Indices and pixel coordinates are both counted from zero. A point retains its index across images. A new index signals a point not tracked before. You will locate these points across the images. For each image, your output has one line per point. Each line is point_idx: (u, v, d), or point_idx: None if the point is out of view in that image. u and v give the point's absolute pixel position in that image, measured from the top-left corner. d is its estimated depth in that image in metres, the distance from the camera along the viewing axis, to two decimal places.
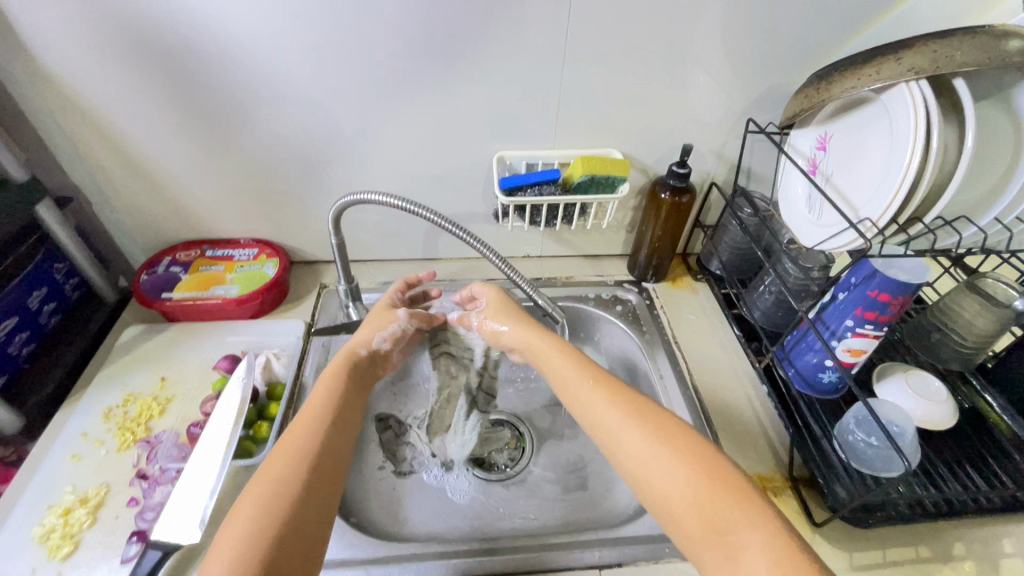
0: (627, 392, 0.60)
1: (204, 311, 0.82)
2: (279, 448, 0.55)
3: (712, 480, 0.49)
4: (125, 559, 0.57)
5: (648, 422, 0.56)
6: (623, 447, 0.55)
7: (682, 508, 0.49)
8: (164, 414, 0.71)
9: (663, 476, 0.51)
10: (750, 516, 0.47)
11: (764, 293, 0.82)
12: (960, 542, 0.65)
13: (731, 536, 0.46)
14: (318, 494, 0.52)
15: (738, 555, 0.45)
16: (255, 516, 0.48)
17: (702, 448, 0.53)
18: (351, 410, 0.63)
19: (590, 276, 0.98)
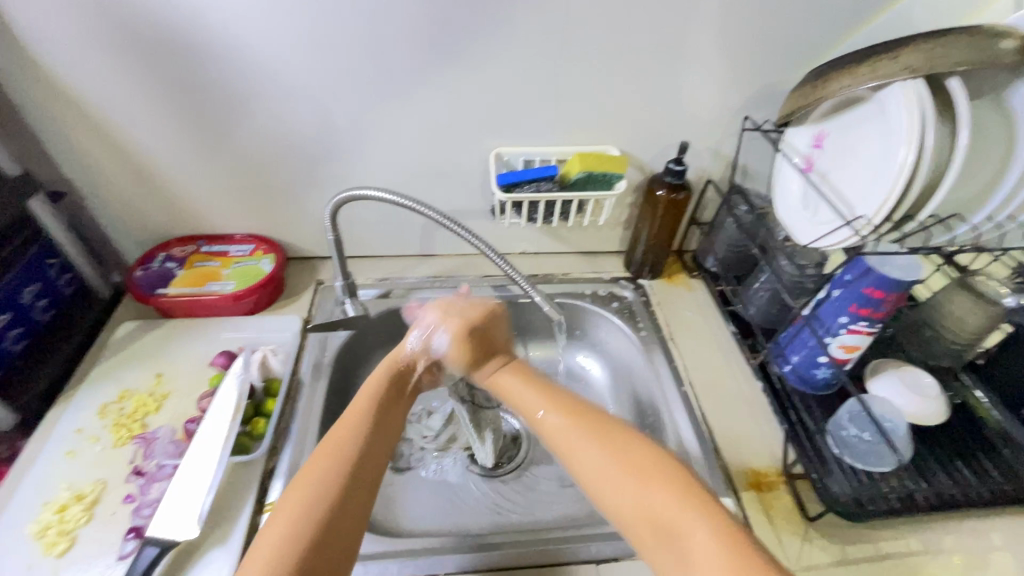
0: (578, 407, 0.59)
1: (200, 307, 0.82)
2: (322, 450, 0.54)
3: (658, 488, 0.50)
4: (122, 556, 0.57)
5: (596, 433, 0.55)
6: (579, 464, 0.54)
7: (635, 519, 0.49)
8: (160, 410, 0.71)
9: (613, 489, 0.51)
10: (698, 516, 0.47)
11: (759, 290, 0.83)
12: (951, 536, 0.66)
13: (680, 538, 0.46)
14: (359, 501, 0.52)
15: (689, 559, 0.45)
16: (294, 521, 0.48)
17: (647, 454, 0.53)
18: (393, 416, 0.62)
19: (586, 273, 0.98)
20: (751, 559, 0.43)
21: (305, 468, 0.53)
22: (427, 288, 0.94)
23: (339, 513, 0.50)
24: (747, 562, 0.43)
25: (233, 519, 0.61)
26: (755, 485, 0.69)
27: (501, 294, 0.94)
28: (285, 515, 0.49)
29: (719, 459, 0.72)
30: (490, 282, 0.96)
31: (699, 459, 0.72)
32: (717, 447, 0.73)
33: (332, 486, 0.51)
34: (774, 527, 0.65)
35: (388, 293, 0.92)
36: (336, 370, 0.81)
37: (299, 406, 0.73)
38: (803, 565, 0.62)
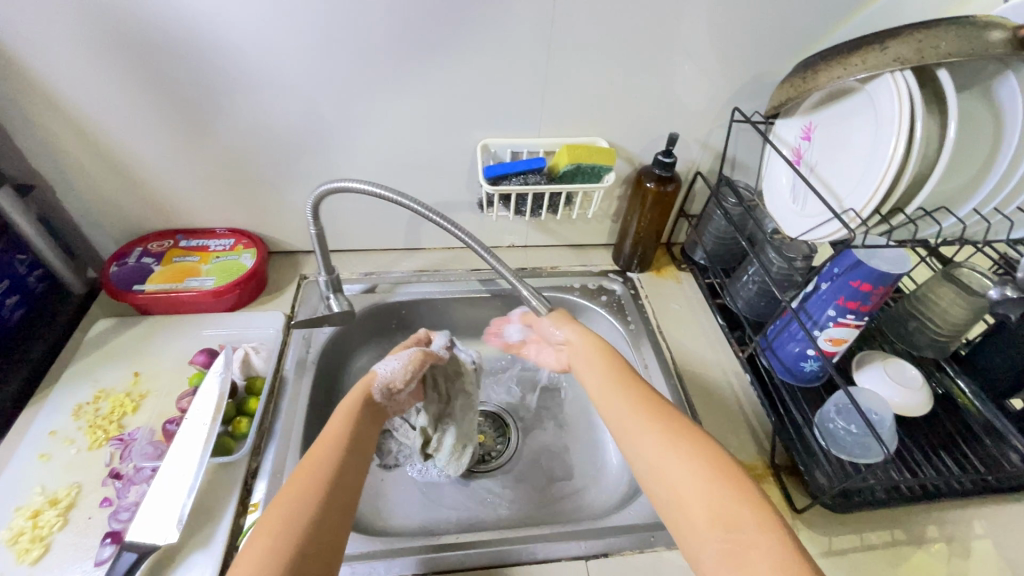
0: (666, 408, 0.59)
1: (178, 304, 0.80)
2: (299, 474, 0.53)
3: (728, 491, 0.50)
4: (99, 561, 0.55)
5: (678, 439, 0.55)
6: (655, 464, 0.54)
7: (696, 514, 0.49)
8: (138, 411, 0.68)
9: (685, 487, 0.51)
10: (761, 520, 0.47)
11: (748, 283, 0.83)
12: (934, 524, 0.67)
13: (736, 535, 0.47)
14: (338, 522, 0.51)
15: (744, 559, 0.45)
16: (270, 550, 0.46)
17: (720, 452, 0.54)
18: (366, 441, 0.60)
19: (575, 265, 0.98)
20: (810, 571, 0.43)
21: (281, 492, 0.51)
22: (413, 282, 0.92)
23: (314, 541, 0.48)
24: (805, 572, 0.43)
25: (216, 521, 0.59)
26: None
27: (489, 288, 0.93)
28: (256, 546, 0.47)
29: None
30: (478, 276, 0.95)
31: None
32: None
33: (307, 514, 0.50)
34: None
35: (373, 287, 0.91)
36: (321, 367, 0.80)
37: (283, 405, 0.71)
38: None
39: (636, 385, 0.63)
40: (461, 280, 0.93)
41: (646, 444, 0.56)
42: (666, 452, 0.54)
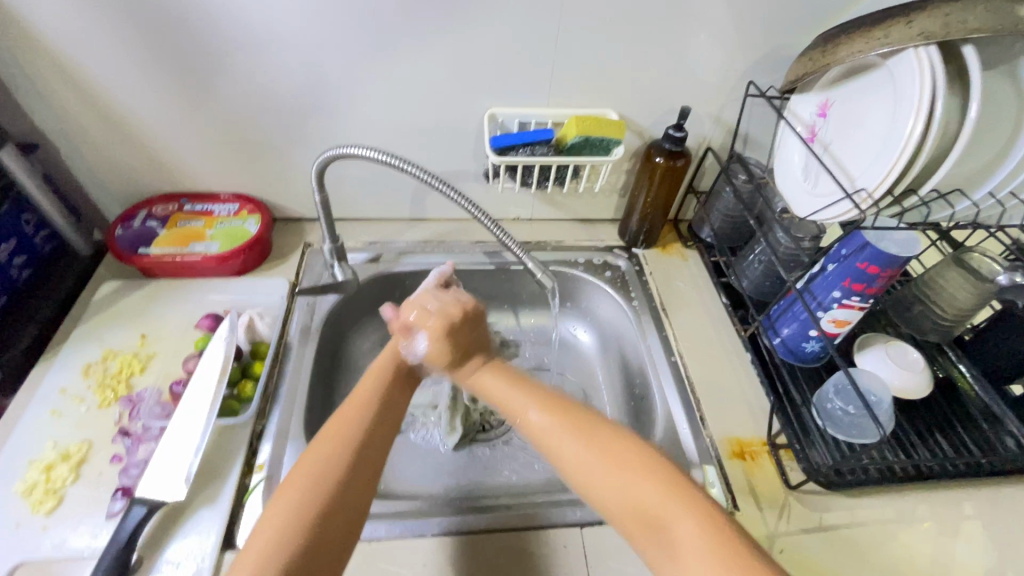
0: (559, 402, 0.59)
1: (184, 268, 0.80)
2: (322, 440, 0.54)
3: (639, 480, 0.50)
4: (111, 514, 0.57)
5: (579, 431, 0.55)
6: (564, 462, 0.54)
7: (615, 509, 0.50)
8: (146, 371, 0.69)
9: (597, 487, 0.52)
10: (675, 501, 0.48)
11: (754, 262, 0.82)
12: (924, 505, 0.68)
13: (659, 523, 0.48)
14: (362, 485, 0.52)
15: (676, 548, 0.46)
16: (295, 503, 0.49)
17: (652, 469, 0.51)
18: (394, 411, 0.61)
19: (581, 240, 0.97)
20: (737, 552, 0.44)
21: (303, 459, 0.53)
22: (417, 253, 0.92)
23: (336, 509, 0.49)
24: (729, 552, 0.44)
25: (222, 479, 0.61)
26: (739, 454, 0.71)
27: (494, 261, 0.93)
28: (275, 513, 0.48)
29: (704, 427, 0.73)
30: (482, 248, 0.94)
31: (685, 428, 0.73)
32: (703, 416, 0.74)
33: (328, 481, 0.51)
34: (756, 494, 0.67)
35: (377, 257, 0.91)
36: (325, 334, 0.81)
37: (287, 370, 0.73)
38: (780, 530, 0.64)
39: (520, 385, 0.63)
40: (465, 252, 0.93)
41: (553, 442, 0.56)
42: (571, 445, 0.54)
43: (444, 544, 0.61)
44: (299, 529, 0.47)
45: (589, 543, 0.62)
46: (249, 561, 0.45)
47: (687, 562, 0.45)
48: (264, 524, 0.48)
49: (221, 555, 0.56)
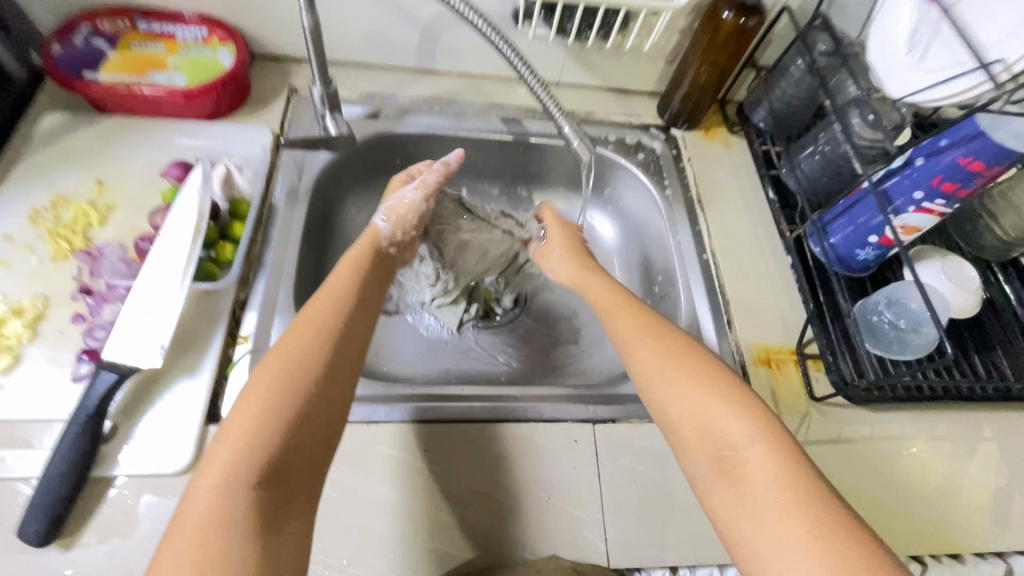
0: (657, 325, 0.54)
1: (142, 103, 0.65)
2: (296, 330, 0.47)
3: (725, 409, 0.46)
4: (78, 377, 0.51)
5: (674, 358, 0.51)
6: (646, 383, 0.51)
7: (688, 433, 0.47)
8: (106, 223, 0.59)
9: (677, 409, 0.48)
10: (757, 435, 0.45)
11: (811, 154, 0.71)
12: (946, 425, 0.65)
13: (734, 453, 0.44)
14: (339, 387, 0.46)
15: (743, 480, 0.43)
16: (268, 401, 0.43)
17: (735, 388, 0.48)
18: (372, 303, 0.54)
19: (613, 113, 0.84)
20: (811, 495, 0.41)
21: (275, 347, 0.46)
22: (423, 112, 0.79)
23: (319, 406, 0.44)
24: (803, 494, 0.41)
25: (203, 349, 0.55)
26: (765, 361, 0.66)
27: (512, 130, 0.80)
28: (250, 403, 0.42)
29: (730, 331, 0.68)
30: (500, 114, 0.81)
31: (710, 330, 0.68)
32: (730, 320, 0.69)
33: (306, 373, 0.45)
34: (778, 403, 0.63)
35: (377, 113, 0.77)
36: (314, 198, 0.71)
37: (273, 234, 0.64)
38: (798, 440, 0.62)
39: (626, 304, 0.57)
40: (480, 116, 0.80)
41: (641, 363, 0.52)
42: (664, 369, 0.50)
43: (446, 432, 0.56)
44: (273, 431, 0.41)
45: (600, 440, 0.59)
46: (221, 451, 0.40)
47: (754, 496, 0.42)
48: (233, 422, 0.42)
49: (206, 428, 0.51)
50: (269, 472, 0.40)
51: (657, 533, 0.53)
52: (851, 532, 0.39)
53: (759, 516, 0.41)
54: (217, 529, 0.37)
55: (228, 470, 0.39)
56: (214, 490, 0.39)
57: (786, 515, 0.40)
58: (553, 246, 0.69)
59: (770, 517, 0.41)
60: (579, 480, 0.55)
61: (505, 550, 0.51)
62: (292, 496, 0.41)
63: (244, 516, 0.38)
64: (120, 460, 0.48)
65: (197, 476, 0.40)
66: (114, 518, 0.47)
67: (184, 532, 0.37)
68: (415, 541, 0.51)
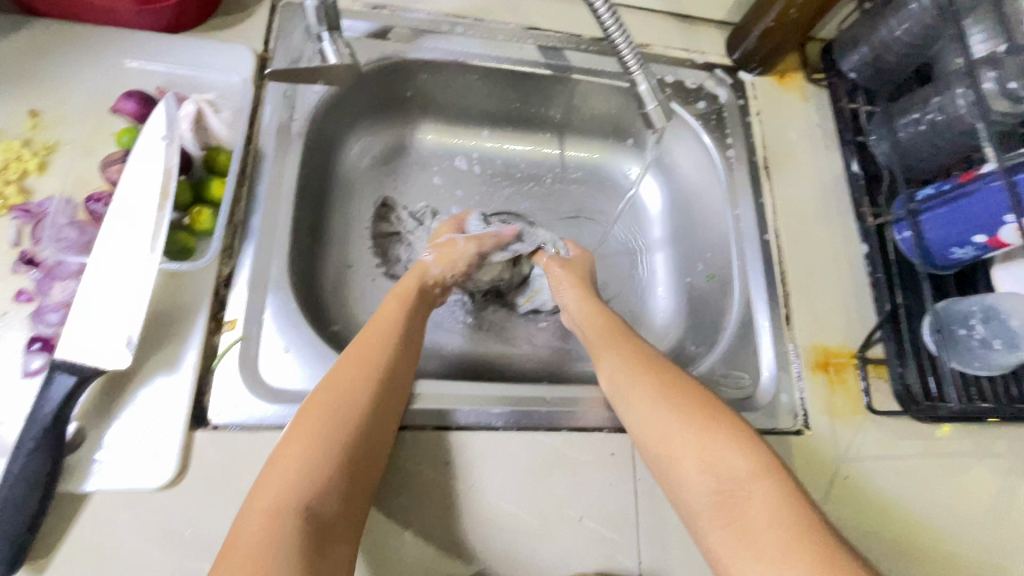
0: (645, 356, 0.51)
1: (80, 3, 0.50)
2: (349, 359, 0.47)
3: (727, 441, 0.43)
4: (30, 372, 0.42)
5: (673, 394, 0.47)
6: (645, 424, 0.47)
7: (687, 466, 0.43)
8: (47, 171, 0.47)
9: (676, 444, 0.44)
10: (763, 470, 0.41)
11: (915, 122, 0.58)
12: (1006, 441, 0.60)
13: (738, 488, 0.40)
14: (380, 424, 0.45)
15: (745, 519, 0.39)
16: (312, 429, 0.42)
17: (721, 413, 0.45)
18: (419, 332, 0.54)
19: (673, 47, 0.69)
20: (818, 539, 0.36)
21: (326, 376, 0.46)
22: (442, 33, 0.63)
23: (359, 438, 0.43)
24: (806, 536, 0.37)
25: (182, 337, 0.46)
26: (822, 365, 0.59)
27: (550, 64, 0.65)
28: (302, 428, 0.42)
29: (787, 328, 0.60)
30: (536, 40, 0.66)
31: (764, 326, 0.60)
32: (789, 315, 0.61)
33: (358, 403, 0.44)
34: (832, 414, 0.57)
35: (386, 31, 0.62)
36: (310, 142, 0.58)
37: (261, 191, 0.52)
38: (849, 454, 0.56)
39: (631, 339, 0.54)
40: (512, 42, 0.65)
41: (636, 404, 0.48)
42: (663, 408, 0.46)
43: (470, 440, 0.50)
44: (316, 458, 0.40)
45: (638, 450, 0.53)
46: (275, 473, 0.39)
47: (756, 536, 0.38)
48: (278, 452, 0.41)
49: (192, 434, 0.44)
50: (323, 498, 0.39)
51: (693, 557, 0.49)
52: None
53: (756, 559, 0.37)
54: (262, 555, 0.34)
55: (283, 492, 0.38)
56: (265, 513, 0.37)
57: (789, 560, 0.36)
58: (563, 290, 0.61)
59: (769, 561, 0.36)
60: (614, 497, 0.50)
61: (528, 572, 0.47)
62: (337, 523, 0.39)
63: (292, 542, 0.36)
64: (91, 474, 0.41)
65: (250, 499, 0.39)
66: (88, 540, 0.40)
67: (234, 553, 0.35)
68: (430, 561, 0.45)
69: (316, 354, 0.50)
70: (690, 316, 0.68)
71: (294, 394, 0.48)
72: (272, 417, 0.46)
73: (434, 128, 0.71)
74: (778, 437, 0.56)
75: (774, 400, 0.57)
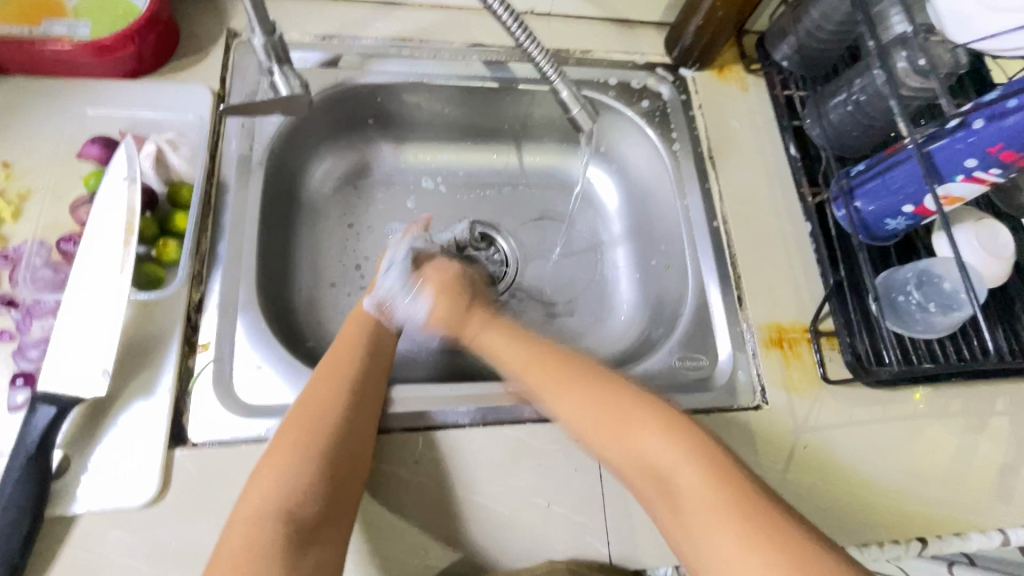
0: (563, 362, 0.51)
1: (44, 60, 0.53)
2: (324, 374, 0.49)
3: (669, 445, 0.43)
4: (13, 407, 0.45)
5: (605, 399, 0.47)
6: (569, 424, 0.49)
7: (633, 474, 0.44)
8: (21, 218, 0.50)
9: (619, 457, 0.45)
10: (686, 442, 0.43)
11: (843, 103, 0.62)
12: (960, 399, 0.62)
13: (664, 471, 0.42)
14: (356, 437, 0.46)
15: (681, 493, 0.41)
16: (293, 447, 0.43)
17: (665, 420, 0.44)
18: (389, 344, 0.56)
19: (615, 50, 0.73)
20: (762, 538, 0.36)
21: (308, 387, 0.47)
22: (390, 55, 0.67)
23: (331, 454, 0.44)
24: (732, 496, 0.39)
25: (157, 362, 0.49)
26: (776, 341, 0.61)
27: (496, 77, 0.68)
28: (280, 443, 0.43)
29: (741, 308, 0.63)
30: (481, 56, 0.69)
31: (717, 307, 0.63)
32: (741, 296, 0.63)
33: (334, 413, 0.46)
34: (788, 386, 0.60)
35: (337, 60, 0.65)
36: (271, 168, 0.61)
37: (225, 219, 0.55)
38: (808, 425, 0.59)
39: (531, 338, 0.55)
40: (458, 59, 0.68)
41: (569, 414, 0.48)
42: (579, 401, 0.48)
43: (439, 437, 0.52)
44: (293, 477, 0.41)
45: None
46: (259, 482, 0.41)
47: (690, 507, 0.40)
48: (256, 475, 0.42)
49: (171, 453, 0.47)
50: (305, 504, 0.40)
51: (659, 532, 0.51)
52: (798, 543, 0.36)
53: (696, 528, 0.39)
54: (249, 559, 0.37)
55: (263, 501, 0.40)
56: (246, 523, 0.39)
57: (730, 525, 0.38)
58: None
59: (711, 528, 0.38)
60: (580, 484, 0.52)
61: (501, 559, 0.49)
62: (326, 526, 0.41)
63: (274, 549, 0.37)
64: (78, 496, 0.44)
65: (234, 511, 0.40)
66: (79, 559, 0.43)
67: (219, 565, 0.37)
68: (406, 557, 0.48)
69: (288, 367, 0.52)
70: (652, 306, 0.70)
71: (265, 408, 0.50)
72: (244, 433, 0.49)
73: (394, 146, 0.74)
74: (736, 413, 0.58)
75: (731, 378, 0.60)
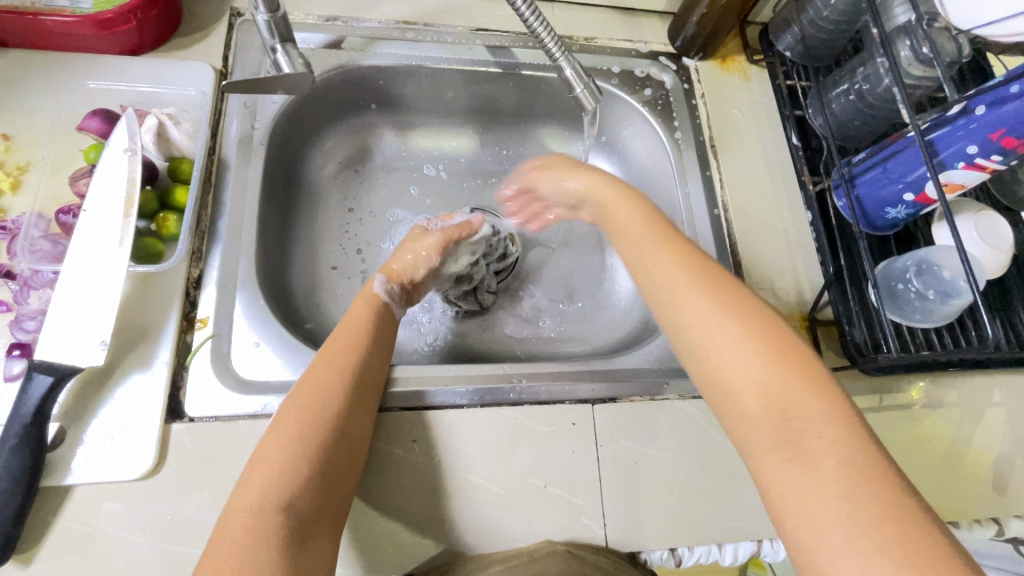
0: (700, 263, 0.46)
1: (45, 33, 0.53)
2: (320, 365, 0.48)
3: (797, 380, 0.38)
4: (9, 377, 0.45)
5: (729, 312, 0.42)
6: (698, 341, 0.42)
7: (749, 396, 0.39)
8: (20, 190, 0.50)
9: (740, 371, 0.40)
10: (834, 415, 0.37)
11: (845, 93, 0.62)
12: (956, 390, 0.62)
13: (802, 429, 0.36)
14: (356, 428, 0.46)
15: (808, 455, 0.35)
16: (295, 437, 0.42)
17: (789, 351, 0.40)
18: (389, 333, 0.55)
19: (618, 38, 0.73)
20: (883, 497, 0.33)
21: (304, 379, 0.46)
22: (394, 38, 0.66)
23: (331, 446, 0.43)
24: (871, 482, 0.33)
25: (155, 336, 0.49)
26: None
27: (499, 61, 0.68)
28: (281, 431, 0.42)
29: None
30: (485, 40, 0.69)
31: None
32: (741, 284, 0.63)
33: (329, 405, 0.45)
34: None
35: (340, 41, 0.65)
36: (272, 147, 0.61)
37: (225, 196, 0.55)
38: None
39: (696, 259, 0.46)
40: (461, 43, 0.68)
41: (691, 316, 0.43)
42: (722, 330, 0.41)
43: (438, 418, 0.52)
44: (295, 469, 0.40)
45: (600, 421, 0.54)
46: (254, 476, 0.39)
47: (818, 473, 0.34)
48: (254, 464, 0.41)
49: (168, 427, 0.47)
50: (305, 496, 0.40)
51: (655, 516, 0.51)
52: (911, 515, 0.32)
53: (814, 497, 0.34)
54: (250, 548, 0.35)
55: (265, 491, 0.39)
56: (248, 511, 0.37)
57: (851, 509, 0.33)
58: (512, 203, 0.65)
59: (829, 502, 0.33)
60: (577, 466, 0.52)
61: (497, 540, 0.49)
62: (322, 515, 0.40)
63: (276, 539, 0.36)
64: (73, 468, 0.44)
65: (231, 500, 0.39)
66: (73, 530, 0.43)
67: (219, 551, 0.36)
68: (403, 535, 0.48)
69: (287, 346, 0.52)
70: None
71: (262, 385, 0.50)
72: (242, 408, 0.48)
73: (396, 130, 0.74)
74: None
75: None
